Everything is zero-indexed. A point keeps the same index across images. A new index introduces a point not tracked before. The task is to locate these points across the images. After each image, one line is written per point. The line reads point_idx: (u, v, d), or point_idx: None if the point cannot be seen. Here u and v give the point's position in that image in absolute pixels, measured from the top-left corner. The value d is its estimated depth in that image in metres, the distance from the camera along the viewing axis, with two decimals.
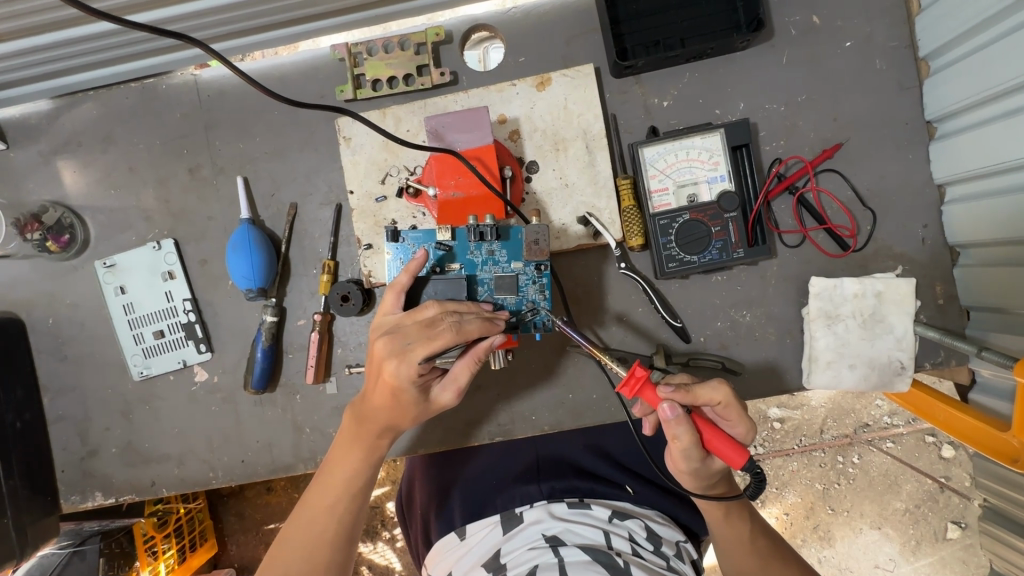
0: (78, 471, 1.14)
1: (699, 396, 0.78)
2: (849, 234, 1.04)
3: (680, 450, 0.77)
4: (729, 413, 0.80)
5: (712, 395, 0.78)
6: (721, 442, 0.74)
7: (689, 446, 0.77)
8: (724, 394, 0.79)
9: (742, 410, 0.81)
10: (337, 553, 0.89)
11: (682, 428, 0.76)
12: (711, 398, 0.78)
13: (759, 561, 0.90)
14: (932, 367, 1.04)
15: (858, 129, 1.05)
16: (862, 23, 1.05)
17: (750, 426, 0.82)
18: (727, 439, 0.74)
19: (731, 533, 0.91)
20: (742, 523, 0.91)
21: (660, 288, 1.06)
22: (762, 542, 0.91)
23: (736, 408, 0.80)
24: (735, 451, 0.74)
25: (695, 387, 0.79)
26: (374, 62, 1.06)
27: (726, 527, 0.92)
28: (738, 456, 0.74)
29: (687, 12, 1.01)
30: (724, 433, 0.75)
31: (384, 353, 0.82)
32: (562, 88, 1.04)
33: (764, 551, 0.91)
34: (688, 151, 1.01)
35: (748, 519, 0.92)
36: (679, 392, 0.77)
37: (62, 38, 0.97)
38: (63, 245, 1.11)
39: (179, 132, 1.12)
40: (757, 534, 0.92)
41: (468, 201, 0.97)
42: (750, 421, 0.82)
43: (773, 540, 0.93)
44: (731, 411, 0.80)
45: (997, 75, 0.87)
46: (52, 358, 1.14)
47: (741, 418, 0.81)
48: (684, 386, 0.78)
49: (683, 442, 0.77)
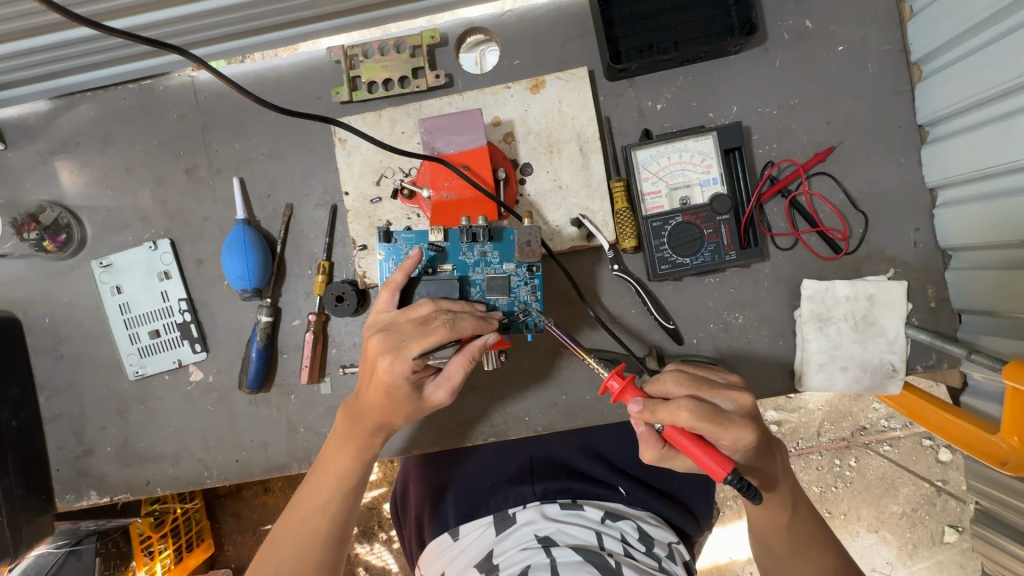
0: (74, 469, 1.14)
1: (662, 419, 0.75)
2: (841, 237, 1.04)
3: (655, 461, 0.82)
4: (704, 430, 0.75)
5: (674, 418, 0.74)
6: (696, 456, 0.73)
7: (661, 456, 0.81)
8: (688, 415, 0.74)
9: (720, 423, 0.74)
10: (328, 553, 0.90)
11: (647, 444, 0.81)
12: (675, 421, 0.74)
13: (793, 545, 0.91)
14: (924, 369, 1.04)
15: (851, 132, 1.06)
16: (855, 27, 1.05)
17: (739, 434, 0.75)
18: (704, 453, 0.72)
19: (768, 520, 0.91)
20: (780, 513, 0.89)
21: (653, 290, 1.06)
22: (799, 527, 0.91)
23: (708, 425, 0.74)
24: (709, 468, 0.72)
25: (657, 409, 0.75)
26: (370, 64, 1.07)
27: (765, 516, 0.90)
28: (714, 470, 0.72)
29: (681, 16, 1.01)
30: (694, 452, 0.73)
31: (378, 349, 0.82)
32: (556, 90, 1.05)
33: (801, 537, 0.91)
34: (681, 154, 1.02)
35: (788, 509, 0.90)
36: (640, 416, 0.76)
37: (61, 39, 0.99)
38: (60, 245, 1.11)
39: (177, 132, 1.13)
40: (796, 521, 0.91)
41: (462, 202, 0.98)
42: (737, 427, 0.75)
43: (811, 525, 0.92)
44: (705, 429, 0.74)
45: (988, 79, 0.88)
46: (49, 358, 1.15)
47: (721, 431, 0.74)
48: (649, 407, 0.76)
49: (653, 455, 0.81)
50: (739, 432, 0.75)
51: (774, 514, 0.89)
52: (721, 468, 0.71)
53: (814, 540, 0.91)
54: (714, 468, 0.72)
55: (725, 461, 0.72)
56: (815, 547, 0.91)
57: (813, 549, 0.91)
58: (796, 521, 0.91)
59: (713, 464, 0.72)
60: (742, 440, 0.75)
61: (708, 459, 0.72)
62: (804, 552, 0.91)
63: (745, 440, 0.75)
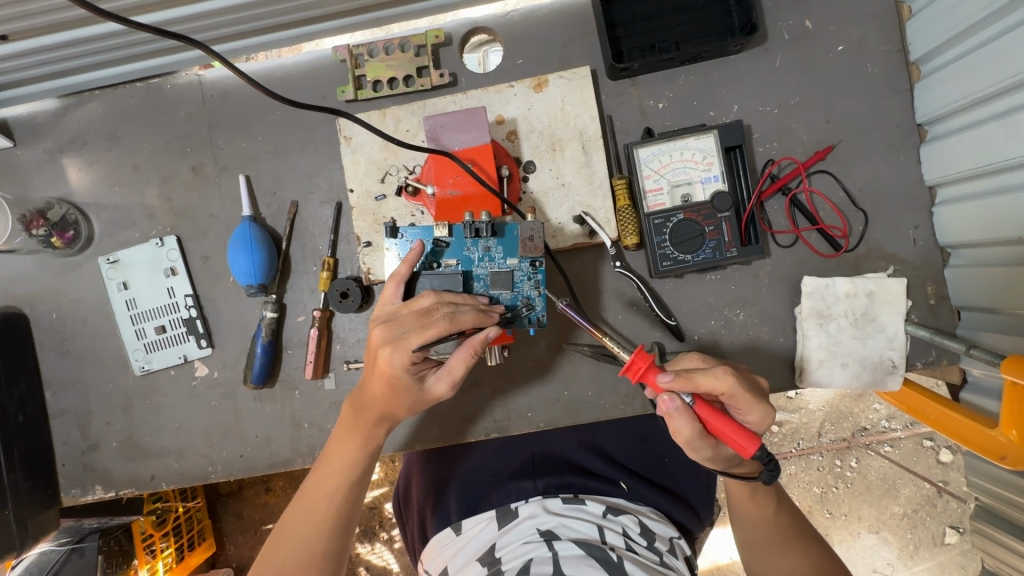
0: (78, 464, 1.15)
1: (699, 385, 0.79)
2: (841, 234, 1.05)
3: (685, 441, 0.80)
4: (737, 401, 0.80)
5: (716, 385, 0.79)
6: (726, 431, 0.76)
7: (695, 436, 0.80)
8: (728, 383, 0.79)
9: (751, 397, 0.80)
10: (335, 543, 0.91)
11: (682, 422, 0.78)
12: (715, 388, 0.79)
13: (777, 535, 0.93)
14: (924, 366, 1.05)
15: (850, 131, 1.07)
16: (853, 28, 1.07)
17: (765, 411, 0.81)
18: (734, 429, 0.75)
19: (755, 513, 0.94)
20: (767, 504, 0.93)
21: (655, 287, 1.07)
22: (783, 518, 0.94)
23: (743, 396, 0.79)
24: (738, 445, 0.75)
25: (696, 377, 0.79)
26: (375, 63, 1.08)
27: (753, 508, 0.93)
28: (742, 447, 0.75)
29: (682, 16, 1.03)
30: (725, 428, 0.76)
31: (380, 340, 0.83)
32: (558, 89, 1.06)
33: (785, 528, 0.94)
34: (683, 152, 1.03)
35: (774, 501, 0.93)
36: (675, 384, 0.78)
37: (71, 38, 1.00)
38: (67, 241, 1.13)
39: (183, 131, 1.14)
40: (781, 514, 0.94)
41: (466, 199, 1.00)
42: (763, 406, 0.81)
43: (795, 518, 0.96)
44: (740, 399, 0.80)
45: (985, 78, 0.89)
46: (54, 354, 1.16)
47: (750, 405, 0.80)
48: (684, 376, 0.79)
49: (687, 434, 0.79)
50: (766, 409, 0.81)
51: (762, 506, 0.93)
52: (752, 443, 0.74)
53: (796, 531, 0.94)
54: (744, 445, 0.75)
55: (754, 439, 0.75)
56: (799, 539, 0.93)
57: (797, 540, 0.93)
58: (781, 512, 0.94)
59: (742, 439, 0.75)
60: (765, 418, 0.82)
61: (737, 434, 0.75)
62: (790, 546, 0.93)
63: (766, 419, 0.82)
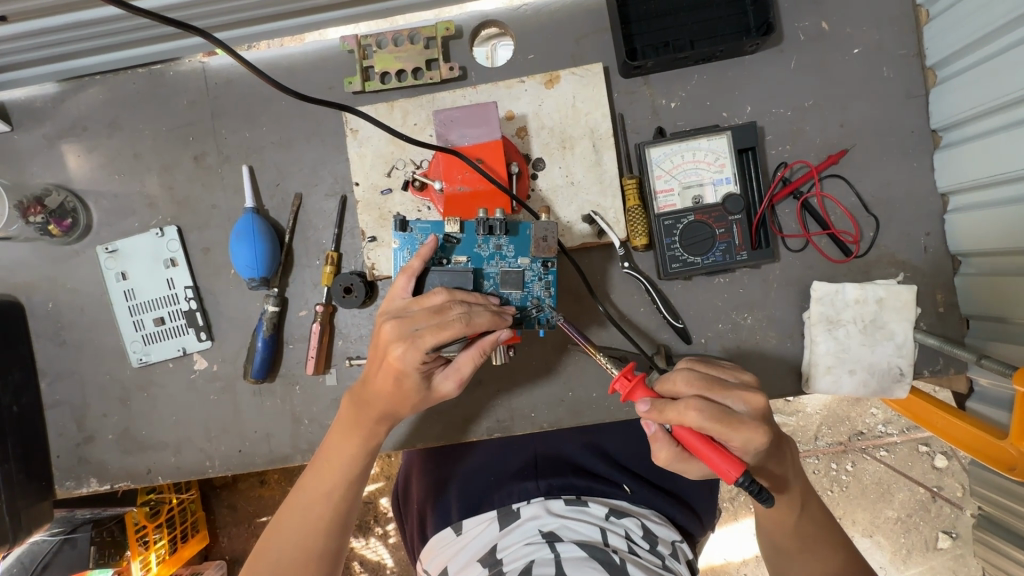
0: (73, 456, 1.13)
1: (669, 418, 0.75)
2: (852, 240, 1.05)
3: (669, 465, 0.81)
4: (714, 431, 0.75)
5: (682, 419, 0.75)
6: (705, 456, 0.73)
7: (677, 459, 0.80)
8: (695, 415, 0.74)
9: (728, 424, 0.75)
10: (330, 542, 0.89)
11: (660, 446, 0.79)
12: (683, 420, 0.75)
13: (798, 540, 0.92)
14: (931, 374, 1.04)
15: (863, 136, 1.06)
16: (870, 30, 1.05)
17: (751, 435, 0.75)
18: (711, 454, 0.72)
19: (779, 520, 0.91)
20: (789, 511, 0.89)
21: (663, 289, 1.06)
22: (806, 523, 0.91)
23: (716, 426, 0.74)
24: (719, 470, 0.72)
25: (665, 409, 0.76)
26: (383, 54, 1.06)
27: (774, 513, 0.91)
28: (724, 473, 0.72)
29: (697, 14, 1.01)
30: (702, 452, 0.73)
31: (391, 336, 0.82)
32: (571, 86, 1.04)
33: (808, 533, 0.92)
34: (695, 153, 1.02)
35: (797, 506, 0.90)
36: (648, 415, 0.77)
37: (75, 20, 0.98)
38: (64, 229, 1.10)
39: (185, 119, 1.12)
40: (806, 518, 0.91)
41: (475, 196, 0.99)
42: (747, 431, 0.74)
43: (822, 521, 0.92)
44: (713, 430, 0.74)
45: (1003, 87, 0.88)
46: (51, 343, 1.14)
47: (730, 432, 0.75)
48: (656, 407, 0.77)
49: (667, 457, 0.80)
50: (750, 433, 0.75)
51: (783, 512, 0.90)
52: (730, 469, 0.71)
53: (820, 535, 0.92)
54: (723, 469, 0.72)
55: (734, 464, 0.71)
56: (822, 543, 0.91)
57: (819, 543, 0.91)
58: (804, 517, 0.91)
59: (721, 466, 0.72)
60: (754, 442, 0.75)
61: (715, 460, 0.72)
62: (813, 549, 0.91)
63: (755, 442, 0.75)
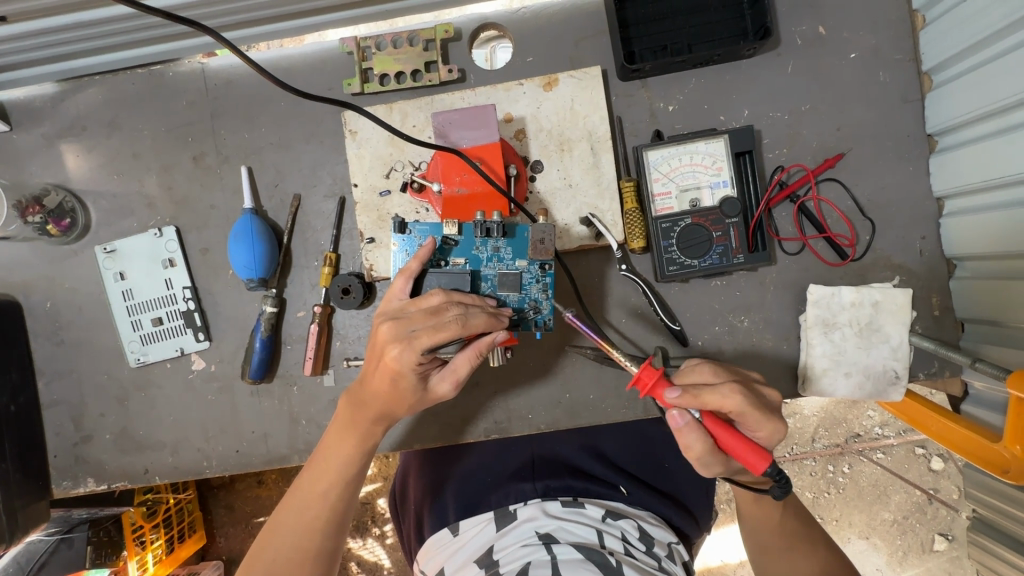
0: (71, 455, 1.13)
1: (706, 404, 0.76)
2: (848, 243, 1.05)
3: (695, 457, 0.79)
4: (748, 419, 0.77)
5: (721, 403, 0.76)
6: (738, 449, 0.75)
7: (705, 452, 0.79)
8: (735, 401, 0.76)
9: (762, 413, 0.77)
10: (326, 542, 0.89)
11: (692, 436, 0.78)
12: (722, 406, 0.76)
13: (785, 540, 0.93)
14: (926, 377, 1.05)
15: (860, 140, 1.06)
16: (867, 35, 1.06)
17: (776, 427, 0.78)
18: (746, 446, 0.74)
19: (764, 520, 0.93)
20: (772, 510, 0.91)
21: (660, 291, 1.06)
22: (790, 523, 0.93)
23: (753, 413, 0.76)
24: (749, 462, 0.74)
25: (701, 394, 0.77)
26: (383, 56, 1.06)
27: (760, 513, 0.93)
28: (754, 464, 0.74)
29: (695, 18, 1.02)
30: (739, 442, 0.75)
31: (388, 337, 0.82)
32: (569, 88, 1.05)
33: (793, 532, 0.93)
34: (692, 156, 1.02)
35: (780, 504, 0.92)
36: (683, 402, 0.76)
37: (74, 20, 0.98)
38: (63, 229, 1.11)
39: (185, 119, 1.12)
40: (789, 516, 0.93)
41: (473, 197, 0.99)
42: (774, 422, 0.78)
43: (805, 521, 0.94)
44: (749, 417, 0.77)
45: (1000, 91, 0.88)
46: (49, 342, 1.14)
47: (760, 422, 0.77)
48: (691, 393, 0.77)
49: (697, 449, 0.78)
50: (777, 425, 0.78)
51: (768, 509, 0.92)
52: (763, 461, 0.74)
53: (805, 534, 0.93)
54: (753, 460, 0.74)
55: (766, 456, 0.74)
56: (808, 543, 0.92)
57: (805, 543, 0.92)
58: (789, 515, 0.93)
59: (754, 456, 0.74)
60: (776, 434, 0.79)
61: (749, 450, 0.74)
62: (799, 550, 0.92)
63: (776, 433, 0.79)
